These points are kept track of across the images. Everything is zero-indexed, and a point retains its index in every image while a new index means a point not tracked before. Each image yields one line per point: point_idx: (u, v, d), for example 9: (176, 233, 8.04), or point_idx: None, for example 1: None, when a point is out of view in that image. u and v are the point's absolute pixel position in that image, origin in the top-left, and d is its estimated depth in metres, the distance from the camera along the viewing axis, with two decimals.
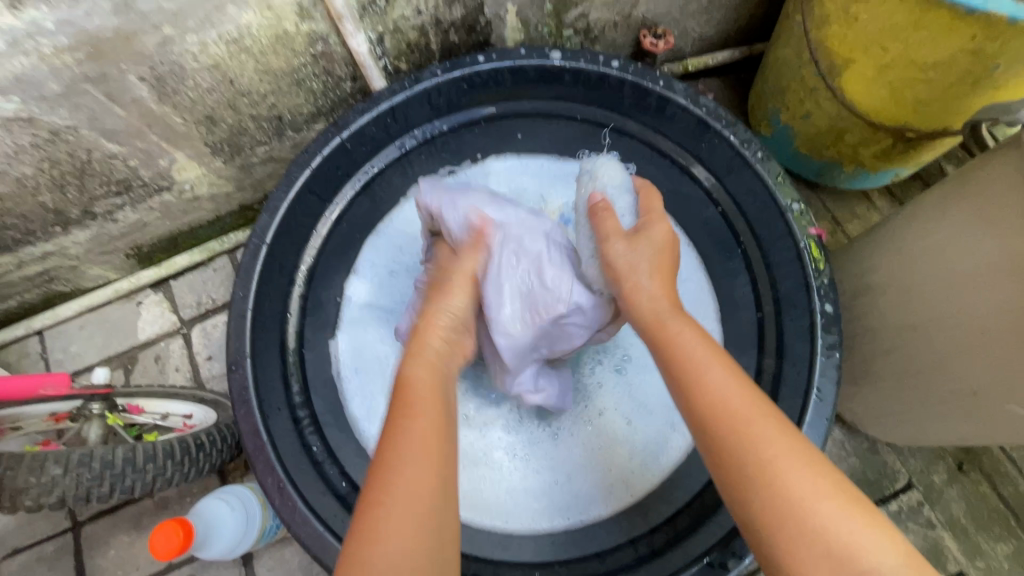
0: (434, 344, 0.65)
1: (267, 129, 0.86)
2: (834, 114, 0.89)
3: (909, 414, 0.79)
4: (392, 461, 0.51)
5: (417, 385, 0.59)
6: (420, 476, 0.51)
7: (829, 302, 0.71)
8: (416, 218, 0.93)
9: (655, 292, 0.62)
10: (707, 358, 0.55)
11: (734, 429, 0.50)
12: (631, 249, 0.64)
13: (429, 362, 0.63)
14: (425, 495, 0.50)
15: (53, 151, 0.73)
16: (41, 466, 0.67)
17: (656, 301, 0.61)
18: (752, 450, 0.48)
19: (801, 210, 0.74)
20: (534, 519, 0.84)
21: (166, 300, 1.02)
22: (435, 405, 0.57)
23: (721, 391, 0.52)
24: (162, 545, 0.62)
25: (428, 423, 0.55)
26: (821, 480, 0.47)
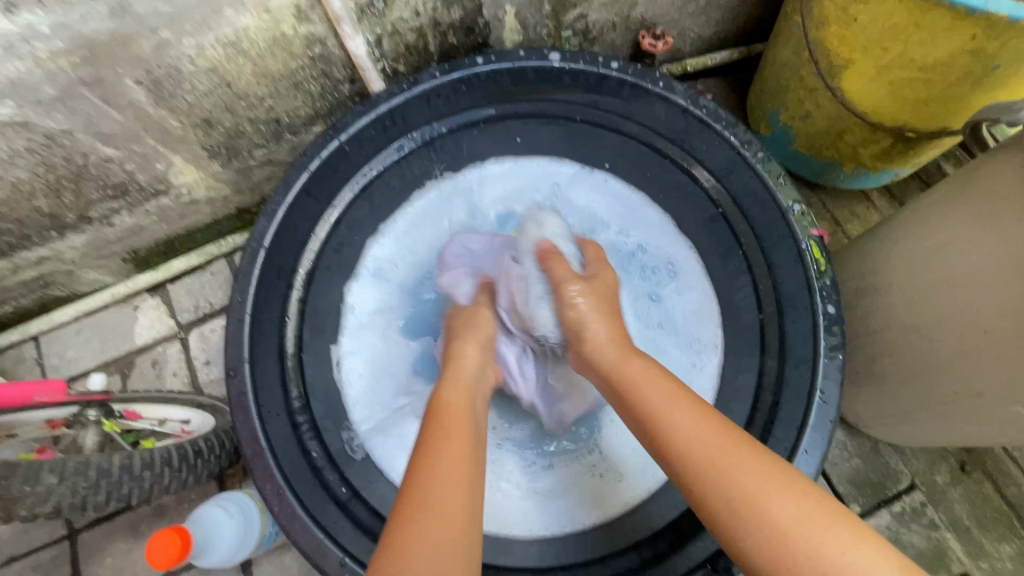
0: (467, 372, 0.69)
1: (265, 132, 0.85)
2: (834, 114, 0.88)
3: (913, 415, 0.78)
4: (420, 486, 0.52)
5: (451, 411, 0.61)
6: (453, 498, 0.52)
7: (831, 303, 0.72)
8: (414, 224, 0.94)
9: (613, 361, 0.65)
10: (669, 403, 0.58)
11: (718, 471, 0.52)
12: (570, 314, 0.72)
13: (462, 387, 0.66)
14: (457, 513, 0.51)
15: (48, 155, 0.73)
16: (36, 474, 0.64)
17: (617, 369, 0.64)
18: (742, 482, 0.51)
19: (802, 211, 0.75)
20: (562, 522, 0.83)
21: (163, 304, 1.01)
22: (467, 432, 0.59)
23: (691, 436, 0.55)
24: (160, 554, 0.61)
25: (460, 446, 0.57)
26: (817, 511, 0.49)
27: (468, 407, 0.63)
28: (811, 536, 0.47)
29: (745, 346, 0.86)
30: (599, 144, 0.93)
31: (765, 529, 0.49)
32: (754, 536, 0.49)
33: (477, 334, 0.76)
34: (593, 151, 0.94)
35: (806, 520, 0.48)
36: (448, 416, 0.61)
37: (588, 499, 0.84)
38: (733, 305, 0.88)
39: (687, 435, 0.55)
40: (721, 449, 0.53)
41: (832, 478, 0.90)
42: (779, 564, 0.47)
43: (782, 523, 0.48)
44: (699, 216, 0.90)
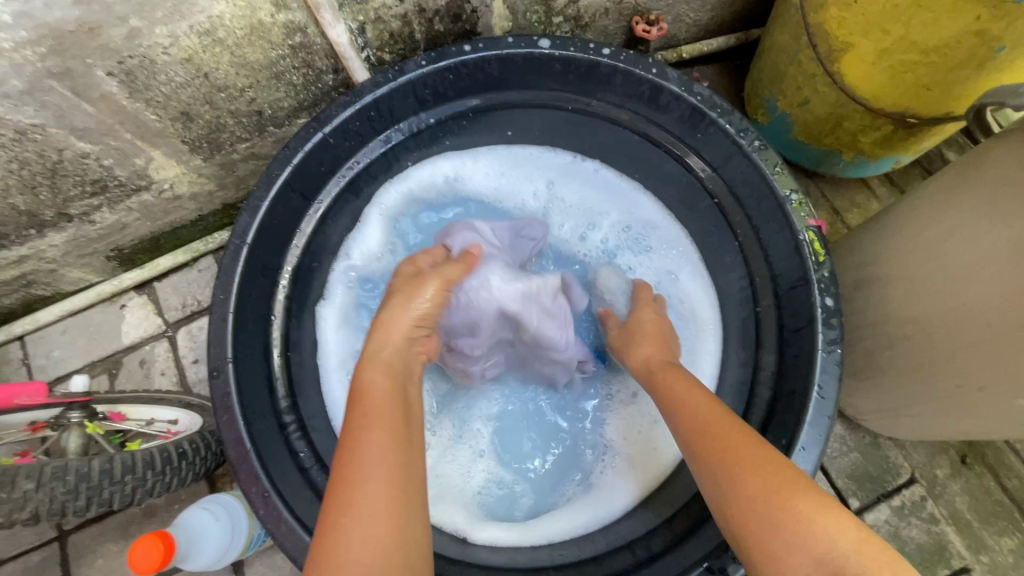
0: (393, 337, 0.66)
1: (247, 124, 0.83)
2: (833, 100, 0.86)
3: (914, 409, 0.76)
4: (345, 479, 0.50)
5: (371, 395, 0.58)
6: (381, 492, 0.50)
7: (830, 296, 0.68)
8: (410, 221, 0.95)
9: (647, 352, 0.75)
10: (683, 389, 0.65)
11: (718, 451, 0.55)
12: (624, 335, 0.81)
13: (383, 363, 0.63)
14: (385, 493, 0.50)
15: (21, 151, 0.70)
16: (12, 481, 0.63)
17: (649, 357, 0.74)
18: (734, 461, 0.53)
19: (801, 201, 0.71)
20: (594, 506, 0.84)
21: (150, 302, 0.99)
22: (394, 424, 0.56)
23: (697, 417, 0.60)
24: (142, 559, 0.60)
25: (382, 441, 0.53)
26: (792, 490, 0.49)
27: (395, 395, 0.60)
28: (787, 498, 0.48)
29: (742, 340, 0.84)
30: (592, 131, 0.90)
31: (749, 515, 0.49)
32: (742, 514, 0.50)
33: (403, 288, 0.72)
34: (586, 137, 0.92)
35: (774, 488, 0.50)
36: (365, 399, 0.58)
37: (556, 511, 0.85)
38: (730, 298, 0.86)
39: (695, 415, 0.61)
40: (717, 431, 0.57)
41: (830, 473, 0.89)
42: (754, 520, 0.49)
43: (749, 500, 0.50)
44: (694, 208, 0.88)
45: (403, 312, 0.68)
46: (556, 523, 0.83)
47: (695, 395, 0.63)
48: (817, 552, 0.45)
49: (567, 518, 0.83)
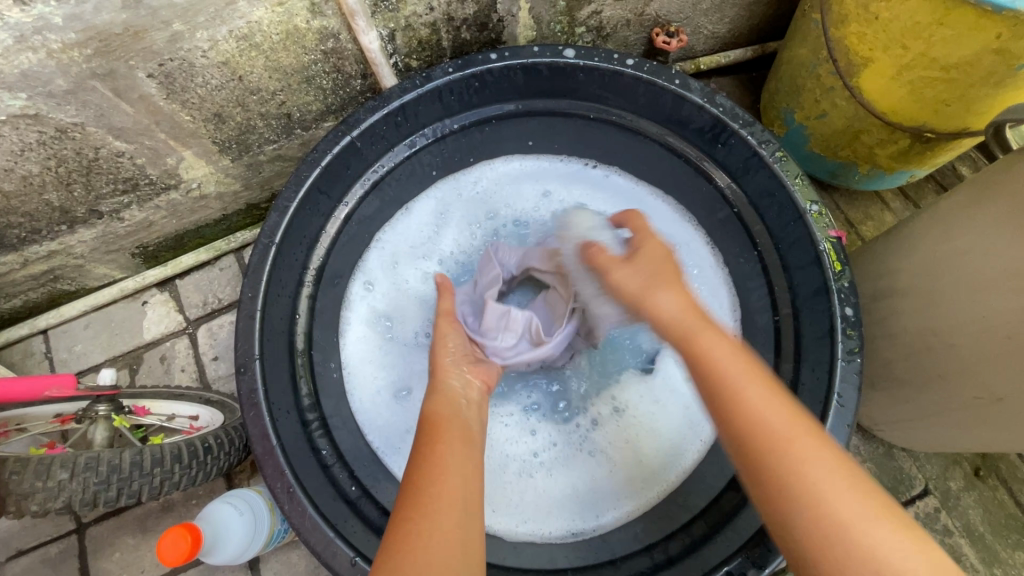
0: (451, 383, 0.69)
1: (276, 127, 0.85)
2: (852, 113, 0.87)
3: (930, 419, 0.77)
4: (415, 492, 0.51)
5: (441, 418, 0.62)
6: (447, 503, 0.50)
7: (850, 306, 0.69)
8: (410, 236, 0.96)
9: (679, 301, 0.58)
10: (730, 355, 0.52)
11: (786, 466, 0.46)
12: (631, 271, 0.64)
13: (448, 397, 0.66)
14: (453, 508, 0.49)
15: (60, 149, 0.72)
16: (48, 471, 0.65)
17: (685, 307, 0.57)
18: (810, 474, 0.45)
19: (821, 212, 0.72)
20: (627, 497, 0.85)
21: (172, 300, 1.01)
22: (463, 436, 0.59)
23: (756, 404, 0.49)
24: (170, 551, 0.61)
25: (458, 450, 0.57)
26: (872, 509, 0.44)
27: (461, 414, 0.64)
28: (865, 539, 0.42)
29: (760, 349, 0.85)
30: (613, 140, 0.91)
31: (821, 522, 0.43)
32: (814, 536, 0.44)
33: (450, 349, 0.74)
34: (609, 145, 0.93)
35: (852, 528, 0.43)
36: (438, 422, 0.61)
37: (576, 506, 0.85)
38: (747, 306, 0.87)
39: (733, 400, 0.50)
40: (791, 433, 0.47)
41: None
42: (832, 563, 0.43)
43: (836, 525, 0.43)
44: (713, 217, 0.89)
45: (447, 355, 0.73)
46: (592, 517, 0.84)
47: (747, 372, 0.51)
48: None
49: (591, 513, 0.84)
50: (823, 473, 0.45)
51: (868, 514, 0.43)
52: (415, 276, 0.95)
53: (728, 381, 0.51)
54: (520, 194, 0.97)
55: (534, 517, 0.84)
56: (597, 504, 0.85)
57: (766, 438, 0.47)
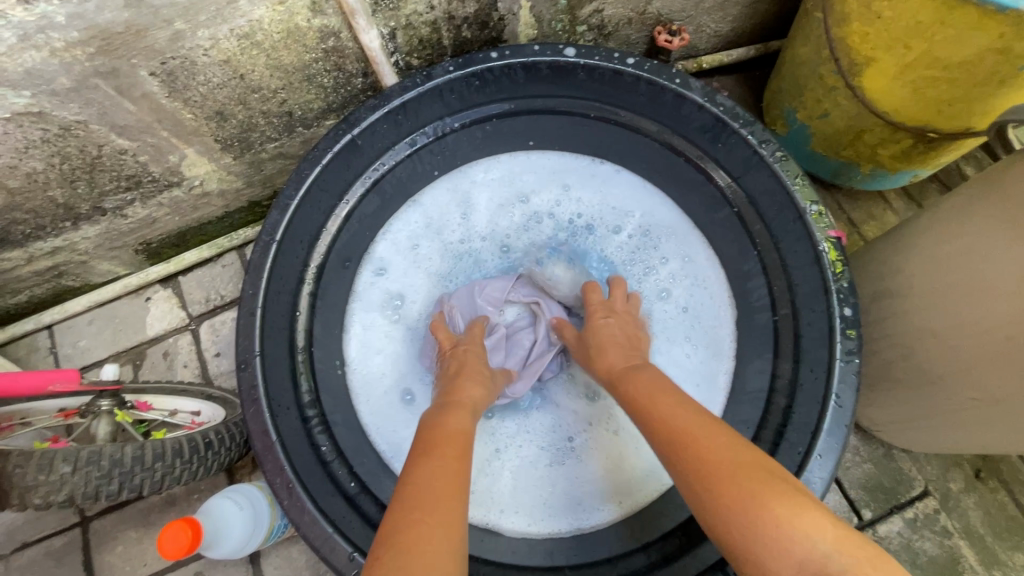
0: (466, 397, 0.67)
1: (277, 125, 0.85)
2: (853, 113, 0.87)
3: (928, 420, 0.77)
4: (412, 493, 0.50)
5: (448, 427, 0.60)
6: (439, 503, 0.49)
7: (848, 306, 0.69)
8: (418, 223, 0.96)
9: (609, 360, 0.70)
10: (663, 393, 0.61)
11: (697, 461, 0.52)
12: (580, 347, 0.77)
13: (464, 411, 0.65)
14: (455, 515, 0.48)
15: (63, 146, 0.73)
16: (51, 464, 0.66)
17: (611, 366, 0.69)
18: (706, 470, 0.51)
19: (820, 213, 0.72)
20: (630, 500, 0.84)
21: (175, 296, 1.01)
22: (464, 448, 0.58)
23: (670, 421, 0.57)
24: (170, 544, 0.61)
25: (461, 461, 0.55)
26: (766, 489, 0.48)
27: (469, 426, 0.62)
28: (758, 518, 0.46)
29: (759, 348, 0.84)
30: (614, 140, 0.92)
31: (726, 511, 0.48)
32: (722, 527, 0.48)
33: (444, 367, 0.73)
34: (609, 143, 0.93)
35: (747, 504, 0.47)
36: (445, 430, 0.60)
37: (582, 508, 0.84)
38: (747, 306, 0.87)
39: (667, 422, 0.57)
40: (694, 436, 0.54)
41: (844, 483, 0.89)
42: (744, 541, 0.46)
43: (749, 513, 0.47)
44: (714, 216, 0.89)
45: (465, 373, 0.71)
46: (596, 517, 0.84)
47: (661, 397, 0.60)
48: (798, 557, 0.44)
49: (605, 509, 0.84)
50: (721, 460, 0.51)
51: (760, 504, 0.47)
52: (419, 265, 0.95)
53: (654, 408, 0.60)
54: (522, 191, 0.97)
55: (550, 512, 0.84)
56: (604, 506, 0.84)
57: (675, 442, 0.55)
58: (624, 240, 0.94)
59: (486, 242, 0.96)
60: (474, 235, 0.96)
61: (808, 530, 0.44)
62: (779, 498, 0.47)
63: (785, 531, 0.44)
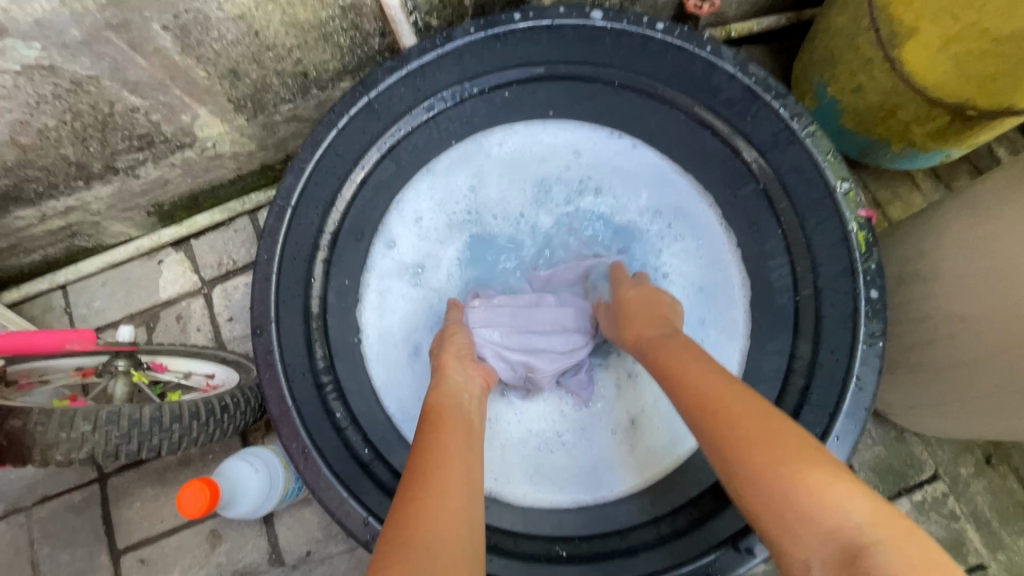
0: (456, 377, 0.67)
1: (291, 86, 0.83)
2: (889, 87, 0.83)
3: (946, 405, 0.76)
4: (419, 474, 0.52)
5: (445, 406, 0.62)
6: (450, 491, 0.50)
7: (875, 288, 0.68)
8: (431, 194, 0.94)
9: (636, 330, 0.68)
10: (686, 359, 0.59)
11: (721, 436, 0.51)
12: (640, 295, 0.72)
13: (452, 389, 0.65)
14: (456, 491, 0.50)
15: (75, 102, 0.71)
16: (71, 421, 0.67)
17: (639, 336, 0.67)
18: (737, 439, 0.50)
19: (852, 190, 0.70)
20: (629, 477, 0.85)
21: (187, 260, 1.01)
22: (464, 426, 0.60)
23: (703, 389, 0.55)
24: (190, 503, 0.63)
25: (459, 438, 0.57)
26: (794, 451, 0.48)
27: (465, 405, 0.63)
28: (791, 481, 0.46)
29: (777, 328, 0.83)
30: (639, 111, 0.88)
31: (753, 477, 0.48)
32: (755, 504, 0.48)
33: (454, 346, 0.73)
34: (633, 115, 0.90)
35: (777, 463, 0.47)
36: (444, 406, 0.62)
37: (581, 487, 0.85)
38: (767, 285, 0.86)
39: (691, 388, 0.56)
40: (713, 416, 0.53)
41: (853, 464, 0.89)
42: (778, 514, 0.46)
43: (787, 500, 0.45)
44: (738, 193, 0.87)
45: (451, 355, 0.71)
46: (594, 492, 0.85)
47: (689, 363, 0.59)
48: (835, 524, 0.43)
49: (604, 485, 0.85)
50: (743, 428, 0.51)
51: (792, 469, 0.47)
52: (430, 235, 0.94)
53: (683, 378, 0.58)
54: (538, 161, 0.94)
55: (551, 484, 0.85)
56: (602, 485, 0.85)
57: (709, 413, 0.53)
58: (641, 215, 0.93)
59: (499, 217, 0.94)
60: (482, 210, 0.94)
61: (842, 495, 0.44)
62: (814, 466, 0.47)
63: (819, 495, 0.44)
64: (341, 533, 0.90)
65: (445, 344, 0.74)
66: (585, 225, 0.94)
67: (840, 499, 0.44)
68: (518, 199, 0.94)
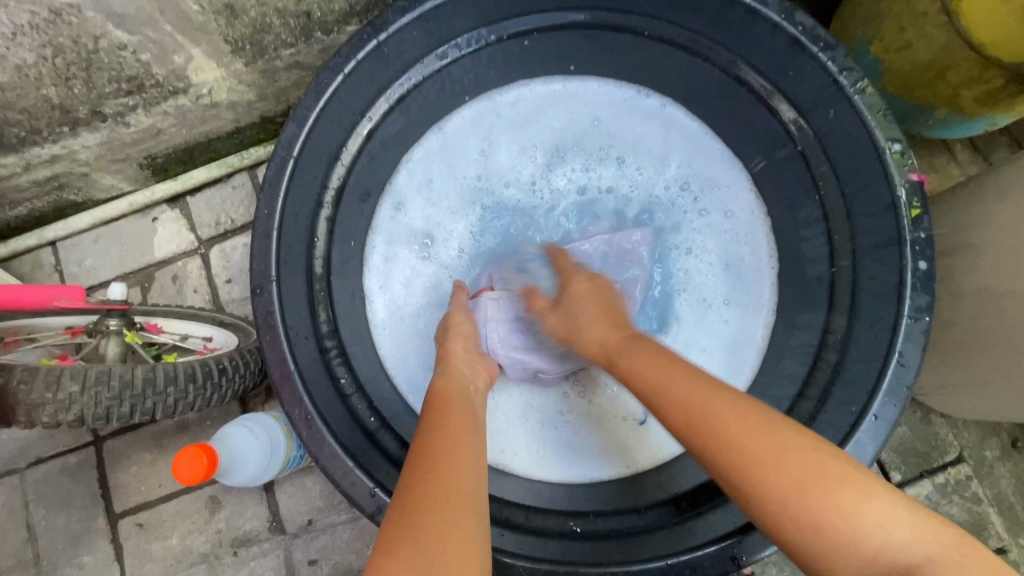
0: (463, 370, 0.67)
1: (294, 27, 0.76)
2: (942, 45, 0.76)
3: (983, 386, 0.72)
4: (424, 470, 0.48)
5: (449, 400, 0.60)
6: (452, 485, 0.47)
7: (924, 259, 0.62)
8: (441, 155, 0.89)
9: (601, 335, 0.64)
10: (662, 370, 0.55)
11: (728, 444, 0.48)
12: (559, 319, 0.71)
13: (459, 380, 0.65)
14: (467, 478, 0.48)
15: (55, 35, 0.65)
16: (58, 381, 0.63)
17: (605, 341, 0.63)
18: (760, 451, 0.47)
19: (903, 152, 0.64)
20: (643, 448, 0.83)
21: (183, 218, 0.95)
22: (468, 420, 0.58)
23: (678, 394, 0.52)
24: (186, 470, 0.59)
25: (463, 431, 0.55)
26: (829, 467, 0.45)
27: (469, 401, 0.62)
28: (820, 498, 0.43)
29: (808, 302, 0.79)
30: (670, 66, 0.82)
31: (780, 489, 0.45)
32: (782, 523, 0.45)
33: (461, 335, 0.72)
34: (664, 71, 0.83)
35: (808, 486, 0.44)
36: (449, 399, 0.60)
37: (594, 459, 0.83)
38: (798, 256, 0.81)
39: (675, 397, 0.52)
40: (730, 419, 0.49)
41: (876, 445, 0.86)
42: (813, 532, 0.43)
43: (799, 489, 0.44)
44: (771, 157, 0.81)
45: (459, 346, 0.70)
46: (607, 465, 0.83)
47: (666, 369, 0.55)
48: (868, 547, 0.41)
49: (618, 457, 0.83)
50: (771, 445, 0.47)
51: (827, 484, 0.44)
52: (440, 198, 0.89)
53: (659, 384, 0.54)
54: (556, 121, 0.89)
55: (561, 456, 0.83)
56: (616, 457, 0.83)
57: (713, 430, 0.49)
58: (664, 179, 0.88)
59: (514, 181, 0.89)
60: (496, 173, 0.89)
61: (880, 513, 0.42)
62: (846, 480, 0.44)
63: (853, 519, 0.42)
64: (344, 502, 0.88)
65: (451, 333, 0.73)
66: (603, 193, 0.89)
67: (875, 515, 0.42)
68: (536, 163, 0.89)
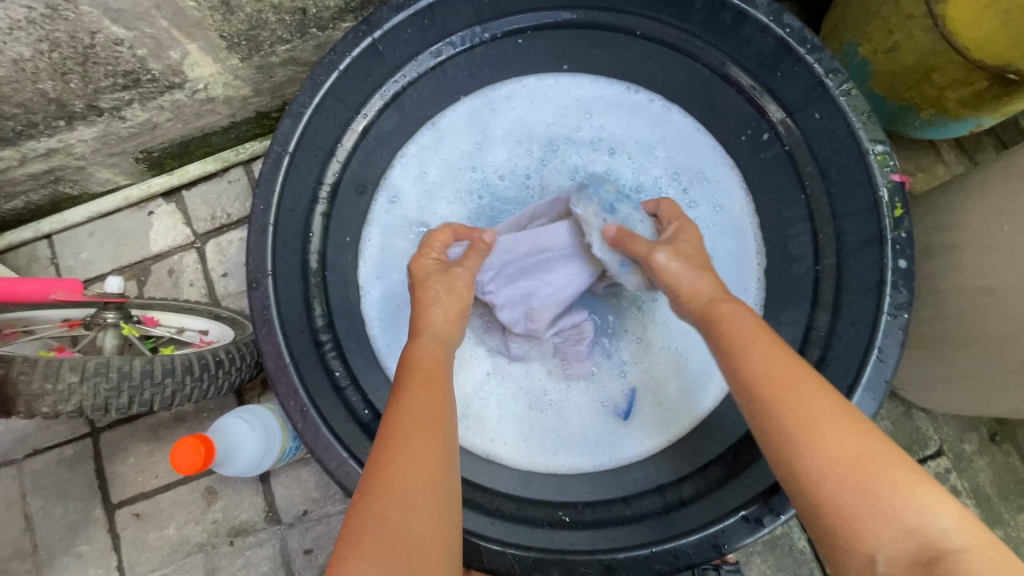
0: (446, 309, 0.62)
1: (289, 24, 0.77)
2: (928, 48, 0.78)
3: (961, 381, 0.74)
4: (384, 451, 0.48)
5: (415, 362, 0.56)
6: (414, 470, 0.46)
7: (904, 258, 0.64)
8: (435, 149, 0.90)
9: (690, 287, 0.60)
10: (751, 336, 0.53)
11: (795, 418, 0.47)
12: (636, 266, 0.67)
13: (433, 338, 0.60)
14: (426, 466, 0.47)
15: (52, 30, 0.65)
16: (57, 372, 0.64)
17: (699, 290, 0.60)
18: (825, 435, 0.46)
19: (886, 154, 0.65)
20: (630, 442, 0.85)
21: (179, 212, 0.96)
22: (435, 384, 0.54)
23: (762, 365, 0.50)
24: (183, 460, 0.61)
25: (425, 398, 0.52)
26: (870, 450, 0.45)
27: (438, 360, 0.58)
28: (862, 482, 0.43)
29: (793, 299, 0.81)
30: (661, 66, 0.83)
31: (822, 465, 0.45)
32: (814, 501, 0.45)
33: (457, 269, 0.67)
34: (655, 69, 0.84)
35: (866, 472, 0.44)
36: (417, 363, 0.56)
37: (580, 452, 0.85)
38: (784, 254, 0.83)
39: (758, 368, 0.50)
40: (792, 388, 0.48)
41: None
42: (848, 516, 0.43)
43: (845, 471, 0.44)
44: (759, 157, 0.83)
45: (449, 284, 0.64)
46: (594, 458, 0.84)
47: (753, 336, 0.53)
48: (909, 525, 0.42)
49: (603, 452, 0.84)
50: (827, 421, 0.46)
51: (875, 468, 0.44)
52: (434, 192, 0.90)
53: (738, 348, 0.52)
54: (549, 117, 0.90)
55: (549, 448, 0.85)
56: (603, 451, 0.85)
57: (773, 390, 0.49)
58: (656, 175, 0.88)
59: (506, 175, 0.90)
60: (489, 167, 0.90)
61: (923, 502, 0.42)
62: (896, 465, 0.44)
63: (901, 503, 0.42)
64: (339, 492, 0.89)
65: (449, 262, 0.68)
66: None
67: (927, 503, 0.42)
68: (529, 157, 0.90)
